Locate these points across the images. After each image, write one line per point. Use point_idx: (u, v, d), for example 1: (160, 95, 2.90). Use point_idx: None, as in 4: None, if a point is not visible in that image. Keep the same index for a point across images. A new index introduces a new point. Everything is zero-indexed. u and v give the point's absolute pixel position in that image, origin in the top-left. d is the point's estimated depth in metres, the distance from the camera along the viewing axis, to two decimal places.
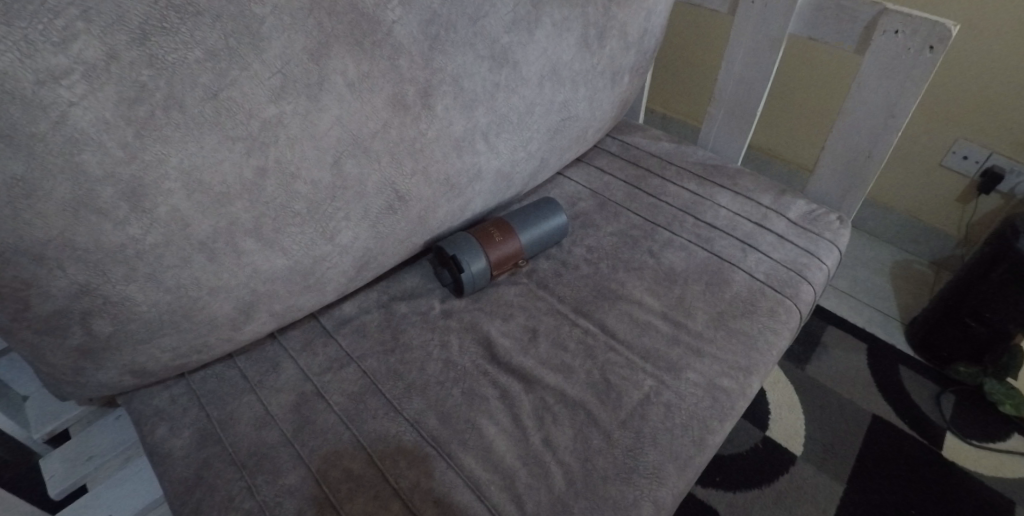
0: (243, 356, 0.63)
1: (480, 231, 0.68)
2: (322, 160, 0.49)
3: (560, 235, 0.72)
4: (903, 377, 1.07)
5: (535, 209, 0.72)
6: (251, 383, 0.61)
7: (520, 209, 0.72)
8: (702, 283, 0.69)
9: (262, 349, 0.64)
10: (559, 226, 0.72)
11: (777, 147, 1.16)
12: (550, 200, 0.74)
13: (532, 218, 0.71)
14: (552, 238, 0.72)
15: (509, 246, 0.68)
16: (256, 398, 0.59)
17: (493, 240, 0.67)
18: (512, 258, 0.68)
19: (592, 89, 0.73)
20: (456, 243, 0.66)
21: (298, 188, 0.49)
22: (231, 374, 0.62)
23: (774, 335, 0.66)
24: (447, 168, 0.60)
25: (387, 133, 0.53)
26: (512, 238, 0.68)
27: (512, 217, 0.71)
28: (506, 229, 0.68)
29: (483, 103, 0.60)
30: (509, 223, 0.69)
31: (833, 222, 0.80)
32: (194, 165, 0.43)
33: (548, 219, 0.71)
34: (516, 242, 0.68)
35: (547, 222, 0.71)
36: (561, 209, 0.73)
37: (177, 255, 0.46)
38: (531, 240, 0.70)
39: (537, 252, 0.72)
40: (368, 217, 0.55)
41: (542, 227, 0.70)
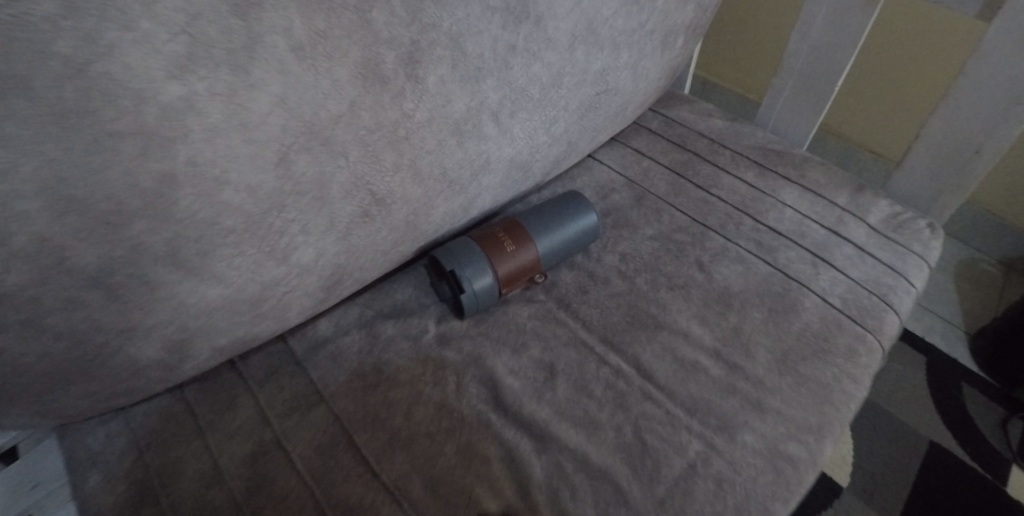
0: (194, 386, 0.51)
1: (487, 237, 0.53)
2: (262, 158, 0.35)
3: (587, 240, 0.58)
4: (966, 398, 0.94)
5: (557, 208, 0.57)
6: (201, 424, 0.49)
7: (538, 207, 0.58)
8: (763, 309, 0.55)
9: (217, 377, 0.52)
10: (586, 229, 0.57)
11: (850, 127, 0.99)
12: (576, 195, 0.59)
13: (554, 220, 0.56)
14: (577, 245, 0.57)
15: (524, 257, 0.54)
16: (205, 446, 0.48)
17: (503, 250, 0.53)
18: (527, 272, 0.54)
19: (637, 54, 0.56)
20: (456, 253, 0.52)
21: (229, 197, 0.35)
22: (176, 411, 0.50)
23: (852, 383, 0.52)
24: (443, 159, 0.45)
25: (357, 117, 0.38)
26: (527, 247, 0.54)
27: (528, 218, 0.56)
28: (520, 235, 0.54)
29: (493, 72, 0.44)
30: (525, 226, 0.55)
31: (923, 229, 0.65)
32: (61, 175, 0.29)
33: (573, 221, 0.57)
34: (532, 252, 0.54)
35: (572, 225, 0.57)
36: (590, 208, 0.58)
37: (58, 294, 0.33)
38: (551, 249, 0.55)
39: (558, 262, 0.57)
40: (334, 229, 0.42)
41: (566, 232, 0.56)
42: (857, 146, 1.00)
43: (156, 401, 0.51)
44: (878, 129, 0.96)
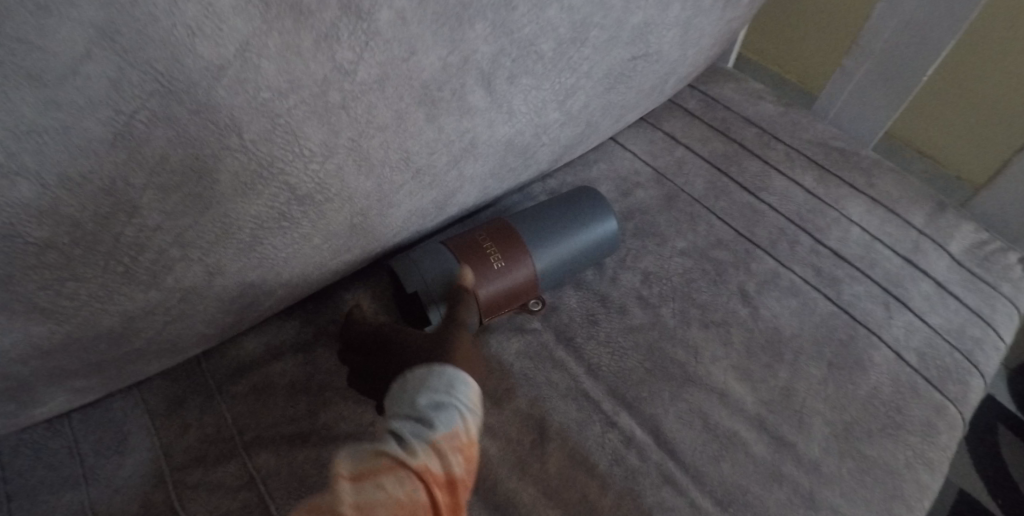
0: (81, 413, 0.37)
1: (463, 247, 0.40)
2: (87, 130, 0.21)
3: (603, 252, 0.44)
4: (1003, 442, 0.83)
5: (562, 209, 0.43)
6: (83, 467, 0.35)
7: (537, 206, 0.44)
8: (821, 364, 0.43)
9: (109, 403, 0.38)
10: (600, 237, 0.43)
11: (944, 138, 0.73)
12: (590, 190, 0.45)
13: (556, 225, 0.43)
14: (589, 259, 0.44)
15: (512, 274, 0.40)
16: (83, 501, 0.34)
17: (483, 265, 0.40)
18: (519, 295, 0.41)
19: (692, 7, 0.41)
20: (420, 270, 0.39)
21: (31, 192, 0.21)
22: (51, 447, 0.36)
23: (930, 473, 0.40)
24: (407, 141, 0.31)
25: (260, 70, 0.23)
26: (517, 262, 0.41)
27: (522, 220, 0.43)
28: (507, 243, 0.41)
29: (486, 13, 0.30)
30: (516, 232, 0.42)
31: (1015, 265, 0.52)
32: None
33: (583, 226, 0.43)
34: (524, 267, 0.41)
35: (582, 233, 0.43)
36: (606, 207, 0.44)
37: None
38: (552, 265, 0.42)
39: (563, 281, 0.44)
40: (233, 237, 0.28)
41: (572, 241, 0.42)
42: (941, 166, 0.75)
43: (28, 433, 0.36)
44: (974, 146, 0.71)
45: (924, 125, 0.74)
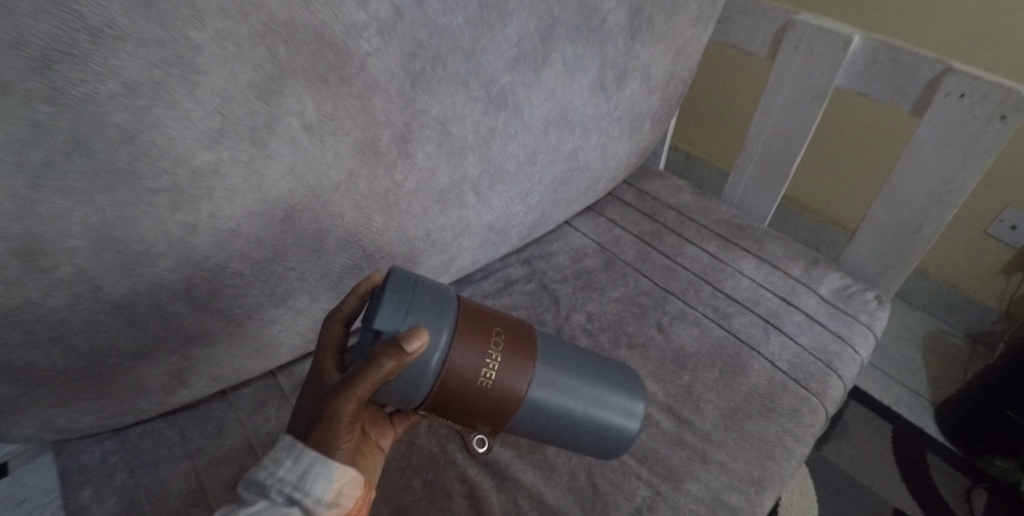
0: (187, 414, 0.56)
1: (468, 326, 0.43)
2: (270, 216, 0.42)
3: (612, 442, 0.49)
4: (932, 468, 0.97)
5: (601, 382, 0.49)
6: (190, 447, 0.54)
7: (591, 358, 0.50)
8: (715, 370, 0.60)
9: (209, 405, 0.57)
10: (619, 426, 0.48)
11: (821, 200, 1.08)
12: (635, 381, 0.51)
13: (588, 392, 0.48)
14: (594, 440, 0.48)
15: (498, 382, 0.44)
16: (192, 468, 0.52)
17: (479, 356, 0.43)
18: (490, 405, 0.44)
19: (606, 136, 0.64)
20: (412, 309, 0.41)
21: (239, 246, 0.41)
22: (168, 435, 0.54)
23: (795, 441, 0.56)
24: (428, 223, 0.53)
25: (354, 184, 0.45)
26: (509, 372, 0.44)
27: (561, 360, 0.48)
28: (509, 349, 0.45)
29: (474, 150, 0.53)
30: (544, 366, 0.46)
31: (869, 301, 0.71)
32: (104, 221, 0.35)
33: (612, 408, 0.48)
34: (513, 378, 0.44)
35: (608, 410, 0.48)
36: (639, 401, 0.49)
37: (88, 319, 0.39)
38: (552, 423, 0.47)
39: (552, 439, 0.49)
40: (329, 277, 0.48)
41: (591, 416, 0.47)
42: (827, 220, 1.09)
43: (150, 424, 0.55)
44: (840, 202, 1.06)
45: (808, 190, 1.09)
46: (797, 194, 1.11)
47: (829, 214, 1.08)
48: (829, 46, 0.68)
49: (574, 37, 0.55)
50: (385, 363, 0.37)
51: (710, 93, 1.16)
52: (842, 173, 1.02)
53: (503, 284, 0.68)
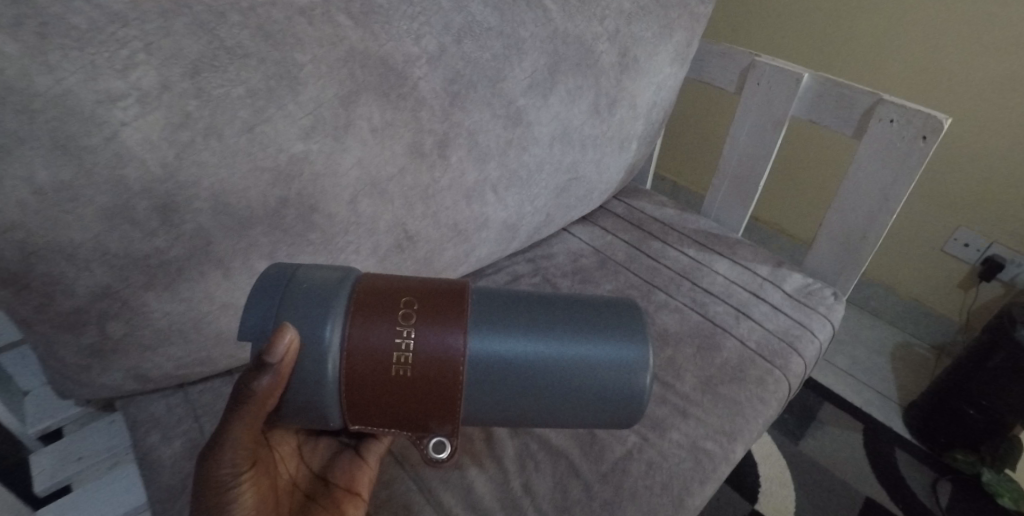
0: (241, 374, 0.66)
1: (363, 308, 0.44)
2: (340, 197, 0.54)
3: (626, 403, 0.48)
4: (900, 463, 1.07)
5: (580, 333, 0.47)
6: None
7: (560, 308, 0.49)
8: (693, 346, 0.71)
9: None
10: (623, 376, 0.47)
11: (786, 221, 1.23)
12: (633, 329, 0.49)
13: (564, 344, 0.47)
14: (609, 403, 0.48)
15: (417, 362, 0.43)
16: None
17: (383, 337, 0.43)
18: (422, 391, 0.44)
19: (601, 153, 0.77)
20: (291, 310, 0.43)
21: (315, 220, 0.53)
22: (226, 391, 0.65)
23: (762, 403, 0.67)
24: (456, 215, 0.64)
25: (403, 178, 0.58)
26: (427, 345, 0.43)
27: (509, 317, 0.47)
28: (423, 318, 0.44)
29: (496, 158, 0.65)
30: (488, 326, 0.46)
31: (827, 296, 0.83)
32: (223, 190, 0.47)
33: (602, 357, 0.47)
34: (435, 355, 0.43)
35: (600, 361, 0.47)
36: (644, 344, 0.48)
37: (197, 270, 0.50)
38: (547, 389, 0.47)
39: (567, 414, 0.49)
40: (378, 253, 0.59)
41: (585, 372, 0.47)
42: (793, 238, 1.23)
43: (211, 383, 0.66)
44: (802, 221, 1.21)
45: (774, 211, 1.25)
46: (765, 216, 1.27)
47: (795, 233, 1.23)
48: (783, 83, 0.82)
49: (575, 71, 0.68)
50: (251, 388, 0.41)
51: (688, 122, 1.32)
52: (803, 193, 1.18)
53: (512, 277, 0.78)
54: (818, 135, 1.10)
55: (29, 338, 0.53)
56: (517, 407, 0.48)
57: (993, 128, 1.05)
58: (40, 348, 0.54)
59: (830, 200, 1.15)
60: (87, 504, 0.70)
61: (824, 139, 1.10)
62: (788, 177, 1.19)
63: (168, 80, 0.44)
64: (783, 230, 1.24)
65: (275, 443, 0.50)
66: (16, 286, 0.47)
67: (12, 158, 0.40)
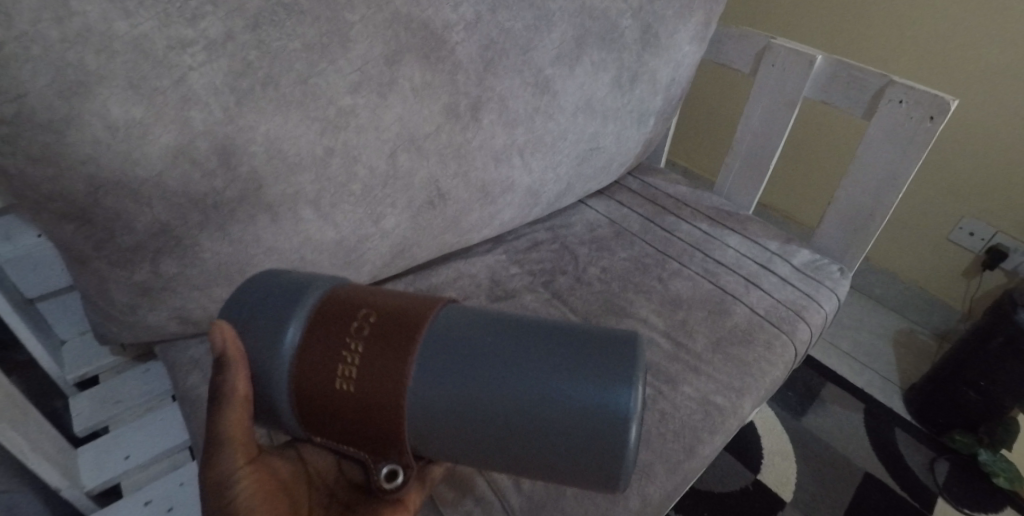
0: None
1: (319, 316, 0.41)
2: (381, 150, 0.58)
3: (607, 457, 0.39)
4: (899, 442, 1.10)
5: (555, 366, 0.40)
6: None
7: (541, 335, 0.42)
8: (705, 311, 0.74)
9: None
10: (602, 423, 0.38)
11: (793, 205, 1.28)
12: (618, 363, 0.40)
13: (533, 377, 0.39)
14: (590, 457, 0.39)
15: (360, 379, 0.39)
16: None
17: (333, 347, 0.40)
18: (368, 412, 0.39)
19: (620, 126, 0.80)
20: (255, 311, 0.42)
21: (357, 170, 0.58)
22: None
23: (770, 364, 0.70)
24: (485, 176, 0.68)
25: (439, 136, 0.62)
26: (373, 362, 0.39)
27: (478, 338, 0.41)
28: (376, 330, 0.40)
29: (523, 123, 0.69)
30: (445, 349, 0.40)
31: (834, 272, 0.86)
32: (277, 136, 0.52)
33: (576, 399, 0.39)
34: (383, 372, 0.39)
35: (575, 402, 0.39)
36: (632, 384, 0.39)
37: (248, 212, 0.54)
38: (511, 431, 0.40)
39: (541, 467, 0.40)
40: (411, 208, 0.64)
41: (552, 412, 0.39)
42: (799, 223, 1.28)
43: None
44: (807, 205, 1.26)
45: (782, 197, 1.29)
46: (772, 201, 1.32)
47: (801, 217, 1.28)
48: (797, 65, 0.85)
49: (599, 44, 0.71)
50: (219, 382, 0.41)
51: (700, 108, 1.36)
52: (810, 178, 1.22)
53: (532, 244, 0.82)
54: (830, 120, 1.14)
55: (84, 275, 0.57)
56: (477, 450, 0.41)
57: (996, 116, 1.08)
58: (93, 286, 0.57)
59: (834, 185, 1.19)
60: (123, 442, 0.73)
61: (835, 124, 1.13)
62: (796, 162, 1.23)
63: (232, 31, 0.48)
64: (789, 215, 1.29)
65: (307, 460, 0.46)
66: (81, 221, 0.50)
67: (90, 95, 0.44)
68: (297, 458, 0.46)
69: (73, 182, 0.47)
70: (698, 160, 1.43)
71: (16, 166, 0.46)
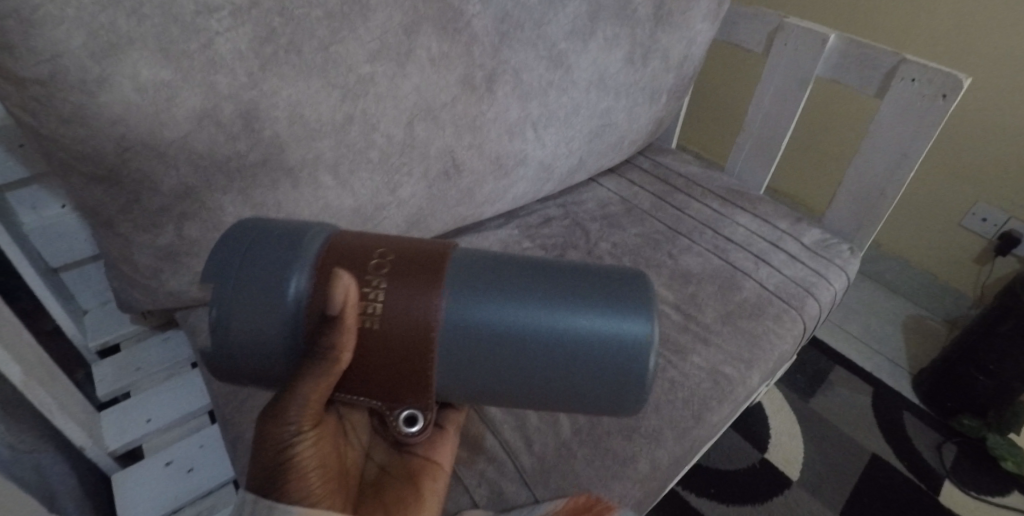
0: None
1: (335, 257, 0.42)
2: (398, 119, 0.60)
3: (623, 385, 0.43)
4: (907, 425, 1.11)
5: (575, 303, 0.43)
6: None
7: (554, 278, 0.44)
8: (714, 285, 0.75)
9: None
10: (619, 352, 0.43)
11: (802, 189, 1.29)
12: (631, 300, 0.44)
13: (552, 318, 0.42)
14: (607, 384, 0.43)
15: (387, 318, 0.41)
16: None
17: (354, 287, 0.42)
18: (397, 351, 0.42)
19: (633, 102, 0.81)
20: (256, 256, 0.42)
21: (376, 138, 0.59)
22: None
23: (779, 337, 0.71)
24: (499, 148, 0.69)
25: (455, 106, 0.63)
26: (398, 301, 0.41)
27: (497, 284, 0.43)
28: (397, 270, 0.42)
29: (537, 97, 0.70)
30: (468, 287, 0.43)
31: (843, 251, 0.86)
32: (299, 102, 0.54)
33: (596, 331, 0.42)
34: (410, 311, 0.41)
35: (595, 335, 0.42)
36: (647, 318, 0.43)
37: (269, 176, 0.56)
38: (534, 364, 0.43)
39: (562, 397, 0.44)
40: (427, 178, 0.65)
41: (573, 351, 0.42)
42: (807, 207, 1.30)
43: None
44: (816, 190, 1.27)
45: (791, 181, 1.30)
46: (781, 185, 1.33)
47: (810, 201, 1.29)
48: (810, 45, 0.86)
49: (613, 20, 0.72)
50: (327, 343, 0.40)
51: (712, 92, 1.37)
52: (821, 161, 1.23)
53: (544, 219, 0.83)
54: (844, 103, 1.14)
55: (110, 239, 0.59)
56: (502, 384, 0.44)
57: (1008, 98, 1.08)
58: (119, 250, 0.59)
59: (844, 169, 1.20)
60: (145, 406, 0.75)
61: (847, 107, 1.14)
62: (806, 146, 1.24)
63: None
64: (798, 199, 1.30)
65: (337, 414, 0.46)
66: (109, 182, 0.52)
67: (122, 57, 0.46)
68: (337, 414, 0.47)
69: (103, 143, 0.49)
70: (710, 143, 1.44)
71: (50, 126, 0.47)
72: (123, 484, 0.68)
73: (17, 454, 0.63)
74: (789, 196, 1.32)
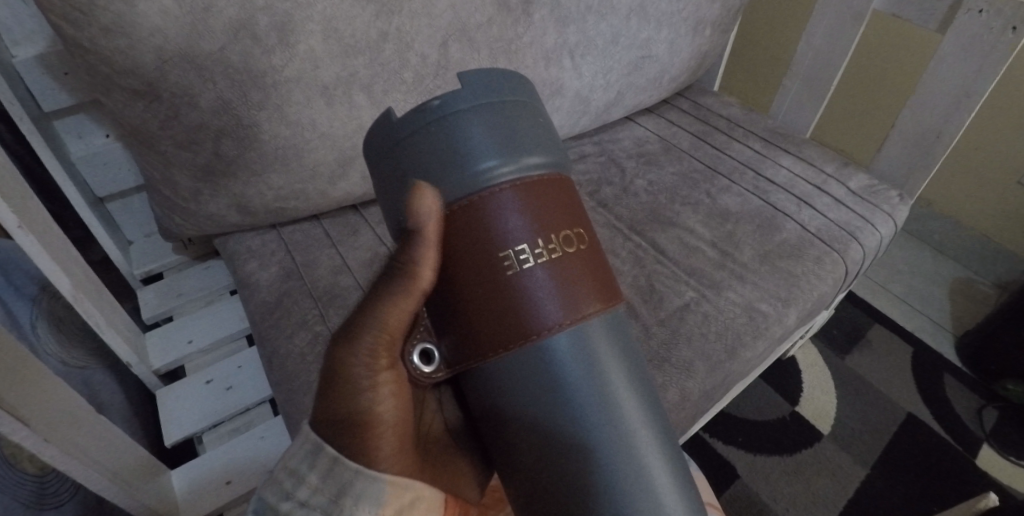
0: (328, 219, 0.72)
1: (535, 203, 0.37)
2: (433, 38, 0.59)
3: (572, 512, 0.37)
4: (947, 386, 1.07)
5: (629, 442, 0.37)
6: (333, 240, 0.70)
7: (621, 412, 0.38)
8: (754, 225, 0.73)
9: (345, 215, 0.73)
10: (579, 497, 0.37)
11: (850, 137, 1.26)
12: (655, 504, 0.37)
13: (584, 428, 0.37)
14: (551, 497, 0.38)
15: (486, 282, 0.37)
16: (336, 252, 0.68)
17: (508, 237, 0.36)
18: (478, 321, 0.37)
19: (674, 33, 0.78)
20: (492, 122, 0.37)
21: (410, 57, 0.59)
22: (316, 230, 0.71)
23: (819, 279, 0.69)
24: (535, 75, 0.68)
25: (490, 28, 0.62)
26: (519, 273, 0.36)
27: (580, 359, 0.37)
28: (565, 261, 0.38)
29: (575, 22, 0.68)
30: (596, 370, 0.38)
31: (893, 197, 0.82)
32: (333, 15, 0.53)
33: (609, 481, 0.37)
34: (498, 299, 0.36)
35: (591, 469, 0.37)
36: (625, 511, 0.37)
37: (303, 93, 0.56)
38: (535, 424, 0.38)
39: (538, 499, 0.38)
40: None
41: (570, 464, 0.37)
42: (853, 155, 1.27)
43: (300, 224, 0.71)
44: (863, 137, 1.24)
45: (839, 127, 1.27)
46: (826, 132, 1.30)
47: (855, 148, 1.26)
48: None
49: None
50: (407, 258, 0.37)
51: (758, 34, 1.32)
52: (871, 109, 1.19)
53: (579, 156, 0.81)
54: (904, 44, 1.07)
55: (149, 158, 0.59)
56: (515, 441, 0.39)
57: None
58: (159, 170, 0.60)
59: (893, 116, 1.16)
60: (187, 329, 0.78)
61: (904, 48, 1.07)
62: (858, 90, 1.19)
63: None
64: (844, 146, 1.28)
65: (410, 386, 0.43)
66: (149, 98, 0.52)
67: None
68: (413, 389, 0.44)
69: (141, 56, 0.48)
70: (754, 89, 1.40)
71: (89, 37, 0.47)
72: (168, 400, 0.71)
73: (67, 367, 0.66)
74: (836, 143, 1.30)
